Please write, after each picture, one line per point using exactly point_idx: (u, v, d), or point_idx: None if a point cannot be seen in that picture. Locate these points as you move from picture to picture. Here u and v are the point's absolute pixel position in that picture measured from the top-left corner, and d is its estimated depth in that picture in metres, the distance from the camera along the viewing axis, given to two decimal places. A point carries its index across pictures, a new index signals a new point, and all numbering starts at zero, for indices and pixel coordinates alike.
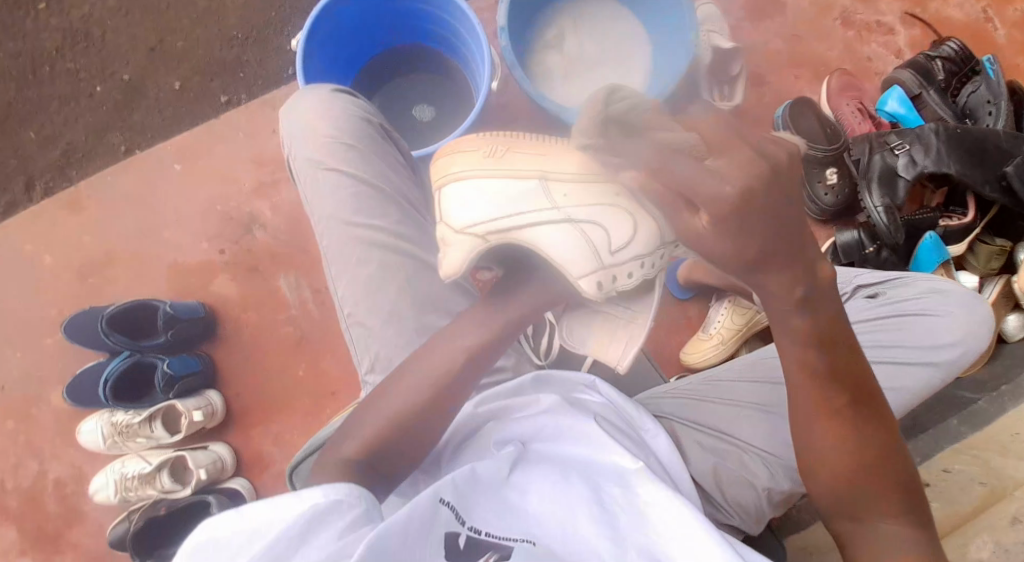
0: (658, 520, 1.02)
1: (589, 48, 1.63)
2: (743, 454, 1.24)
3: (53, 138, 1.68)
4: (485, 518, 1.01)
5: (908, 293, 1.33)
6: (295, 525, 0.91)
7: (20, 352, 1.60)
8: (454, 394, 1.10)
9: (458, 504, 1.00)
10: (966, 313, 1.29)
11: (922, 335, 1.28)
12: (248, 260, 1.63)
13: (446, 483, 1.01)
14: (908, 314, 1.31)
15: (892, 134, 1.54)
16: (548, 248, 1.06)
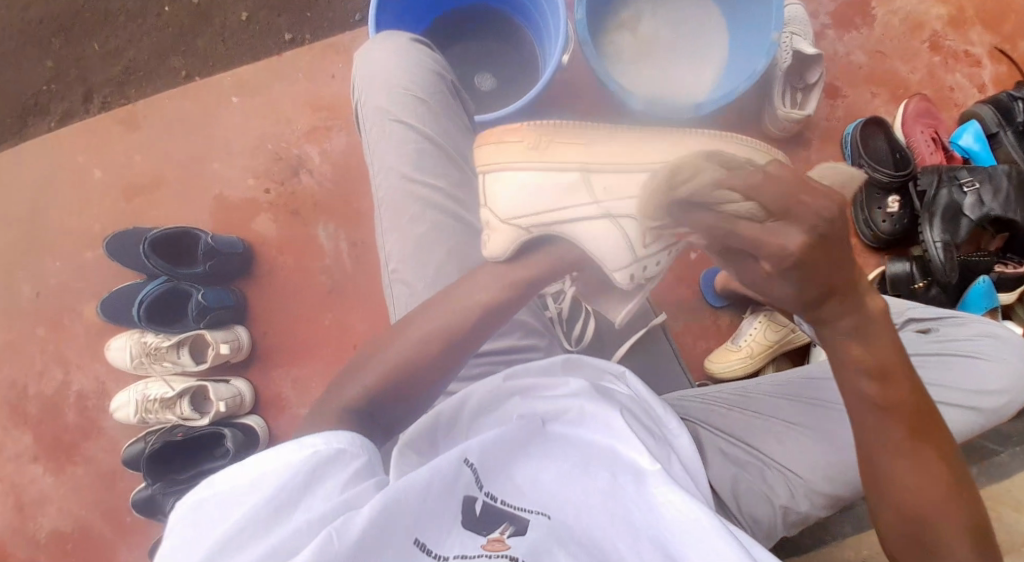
0: (675, 518, 1.00)
1: (664, 33, 1.60)
2: (766, 469, 1.22)
3: (115, 52, 1.70)
4: (504, 488, 1.04)
5: (963, 334, 1.29)
6: (298, 475, 0.95)
7: (60, 261, 1.62)
8: (468, 348, 1.13)
9: (480, 468, 1.03)
10: (1019, 364, 1.26)
11: (966, 378, 1.25)
12: (294, 202, 1.64)
13: (474, 445, 1.03)
14: (958, 354, 1.27)
15: (963, 170, 1.50)
16: (586, 239, 1.13)
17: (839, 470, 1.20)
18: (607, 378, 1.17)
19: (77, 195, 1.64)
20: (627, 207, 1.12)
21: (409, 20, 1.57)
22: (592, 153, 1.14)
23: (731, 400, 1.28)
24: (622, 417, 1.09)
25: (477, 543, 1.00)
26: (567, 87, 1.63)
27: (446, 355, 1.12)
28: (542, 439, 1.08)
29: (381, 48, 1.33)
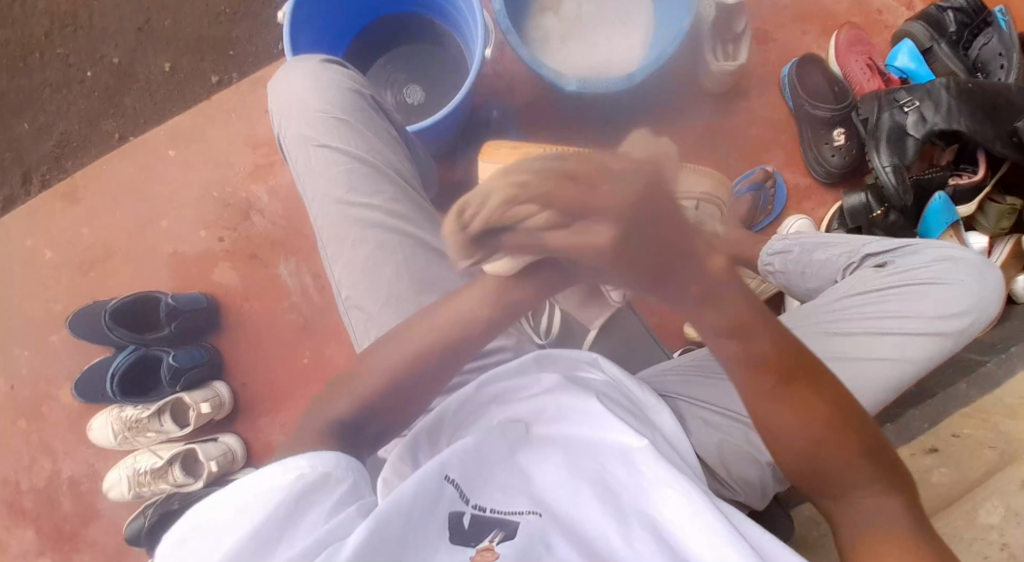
0: (664, 504, 1.03)
1: (587, 8, 1.58)
2: (747, 431, 1.24)
3: (46, 128, 1.66)
4: (490, 497, 1.05)
5: (919, 260, 1.29)
6: (285, 503, 0.95)
7: (28, 349, 1.59)
8: (437, 362, 1.12)
9: (462, 482, 1.04)
10: (977, 282, 1.27)
11: (929, 305, 1.25)
12: (250, 247, 1.62)
13: (455, 459, 1.04)
14: (918, 283, 1.27)
15: (901, 91, 1.50)
16: None
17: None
18: (580, 367, 1.18)
19: (33, 280, 1.61)
20: None
21: (328, 43, 1.55)
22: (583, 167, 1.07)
23: (709, 365, 1.29)
24: (601, 404, 1.11)
25: (466, 555, 1.00)
26: (500, 79, 1.61)
27: (428, 374, 1.12)
28: (525, 440, 1.11)
29: (297, 74, 1.35)
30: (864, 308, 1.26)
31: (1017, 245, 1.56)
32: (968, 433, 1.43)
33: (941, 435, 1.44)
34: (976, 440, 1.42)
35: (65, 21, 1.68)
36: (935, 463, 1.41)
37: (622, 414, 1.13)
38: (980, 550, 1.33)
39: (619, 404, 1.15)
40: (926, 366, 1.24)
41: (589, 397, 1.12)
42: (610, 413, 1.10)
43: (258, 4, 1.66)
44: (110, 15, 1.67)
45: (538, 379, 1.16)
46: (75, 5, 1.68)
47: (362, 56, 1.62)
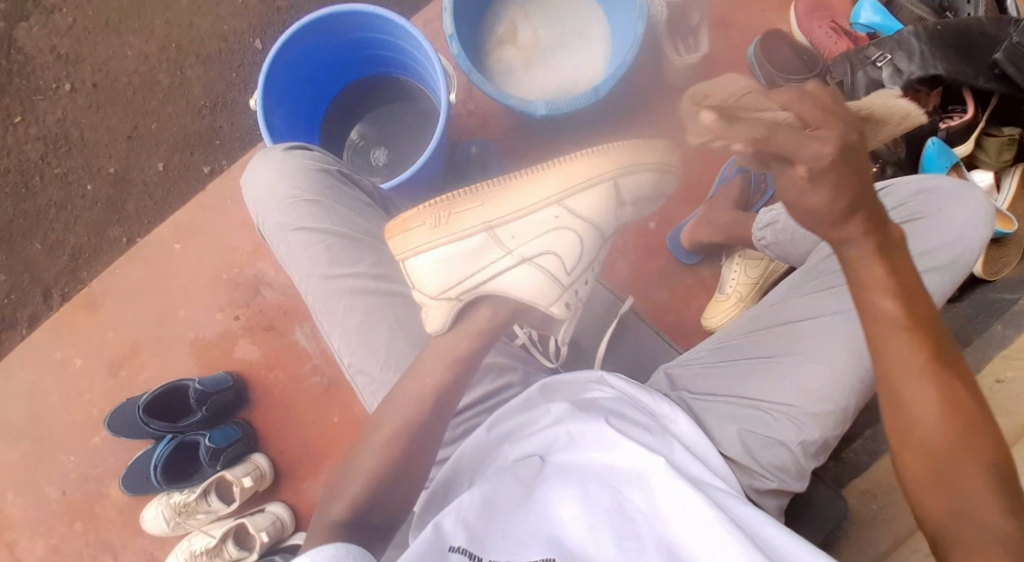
0: (680, 524, 1.06)
1: (544, 35, 1.60)
2: (760, 414, 1.22)
3: (59, 245, 1.75)
4: (504, 549, 1.06)
5: (894, 204, 1.27)
6: None
7: (73, 455, 1.65)
8: (445, 410, 1.18)
9: (470, 545, 1.05)
10: (958, 208, 1.23)
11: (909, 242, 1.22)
12: (264, 319, 1.66)
13: (456, 527, 1.06)
14: (896, 225, 1.25)
15: (871, 48, 1.46)
16: (516, 289, 1.22)
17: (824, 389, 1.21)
18: (588, 387, 1.24)
19: (68, 388, 1.67)
20: (539, 245, 1.22)
21: (303, 121, 1.62)
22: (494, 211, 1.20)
23: (708, 358, 1.30)
24: (610, 427, 1.15)
25: None
26: (474, 115, 1.64)
27: (432, 419, 1.17)
28: (540, 474, 1.14)
29: (263, 166, 1.41)
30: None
31: None
32: (1011, 376, 1.38)
33: (987, 383, 1.39)
34: (1019, 382, 1.37)
35: (57, 142, 1.77)
36: None
37: (633, 429, 1.16)
38: None
39: (631, 419, 1.18)
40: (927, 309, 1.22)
41: (597, 420, 1.16)
42: (619, 434, 1.14)
43: (235, 92, 1.74)
44: (99, 128, 1.76)
45: (546, 411, 1.21)
46: (65, 126, 1.77)
47: (338, 124, 1.69)
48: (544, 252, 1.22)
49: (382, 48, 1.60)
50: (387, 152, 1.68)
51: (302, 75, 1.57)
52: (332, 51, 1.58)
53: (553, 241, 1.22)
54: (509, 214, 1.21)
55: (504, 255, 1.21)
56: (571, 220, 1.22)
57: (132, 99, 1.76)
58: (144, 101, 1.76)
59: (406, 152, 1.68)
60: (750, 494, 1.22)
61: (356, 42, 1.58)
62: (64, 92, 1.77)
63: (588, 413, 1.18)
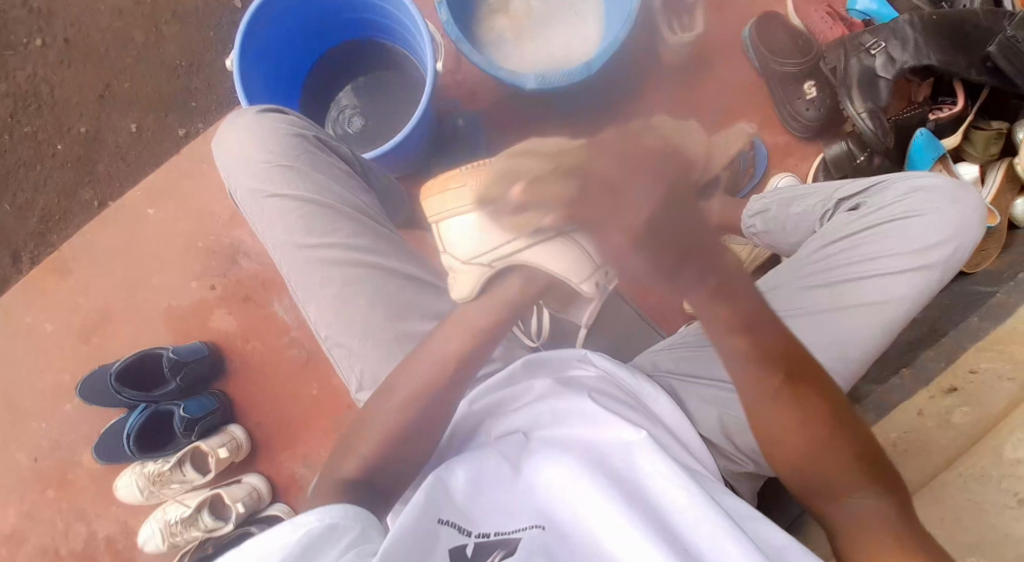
0: (662, 492, 1.06)
1: (536, 6, 1.55)
2: None
3: (28, 206, 1.69)
4: (493, 521, 1.06)
5: (890, 197, 1.27)
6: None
7: (45, 423, 1.62)
8: (444, 395, 1.16)
9: (458, 519, 1.06)
10: (953, 208, 1.24)
11: (905, 239, 1.23)
12: (242, 289, 1.63)
13: (445, 504, 1.07)
14: (889, 220, 1.25)
15: (865, 35, 1.45)
16: (546, 264, 1.11)
17: None
18: (572, 365, 1.23)
19: (39, 356, 1.64)
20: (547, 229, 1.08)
21: (283, 83, 1.57)
22: (519, 180, 1.06)
23: (696, 341, 1.30)
24: (592, 401, 1.15)
25: None
26: (462, 86, 1.61)
27: (441, 398, 1.15)
28: (525, 449, 1.13)
29: (238, 128, 1.38)
30: (838, 257, 1.25)
31: (1010, 170, 1.47)
32: (986, 367, 1.42)
33: (960, 373, 1.43)
34: (992, 373, 1.42)
35: (26, 98, 1.70)
36: (955, 403, 1.41)
37: (617, 405, 1.16)
38: (1009, 487, 1.34)
39: (615, 396, 1.18)
40: (914, 304, 1.22)
41: (579, 395, 1.16)
42: (601, 408, 1.14)
43: (211, 53, 1.68)
44: (70, 85, 1.69)
45: (530, 386, 1.20)
46: (33, 82, 1.70)
47: (320, 88, 1.64)
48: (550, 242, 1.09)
49: (366, 12, 1.55)
50: (363, 119, 1.64)
51: (285, 38, 1.52)
52: (318, 14, 1.54)
53: (559, 225, 1.08)
54: (527, 204, 1.08)
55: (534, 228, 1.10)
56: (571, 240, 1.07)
57: (105, 57, 1.69)
58: (116, 58, 1.69)
59: (384, 121, 1.64)
60: (725, 475, 1.25)
61: (342, 5, 1.53)
62: (34, 48, 1.70)
63: (571, 389, 1.18)
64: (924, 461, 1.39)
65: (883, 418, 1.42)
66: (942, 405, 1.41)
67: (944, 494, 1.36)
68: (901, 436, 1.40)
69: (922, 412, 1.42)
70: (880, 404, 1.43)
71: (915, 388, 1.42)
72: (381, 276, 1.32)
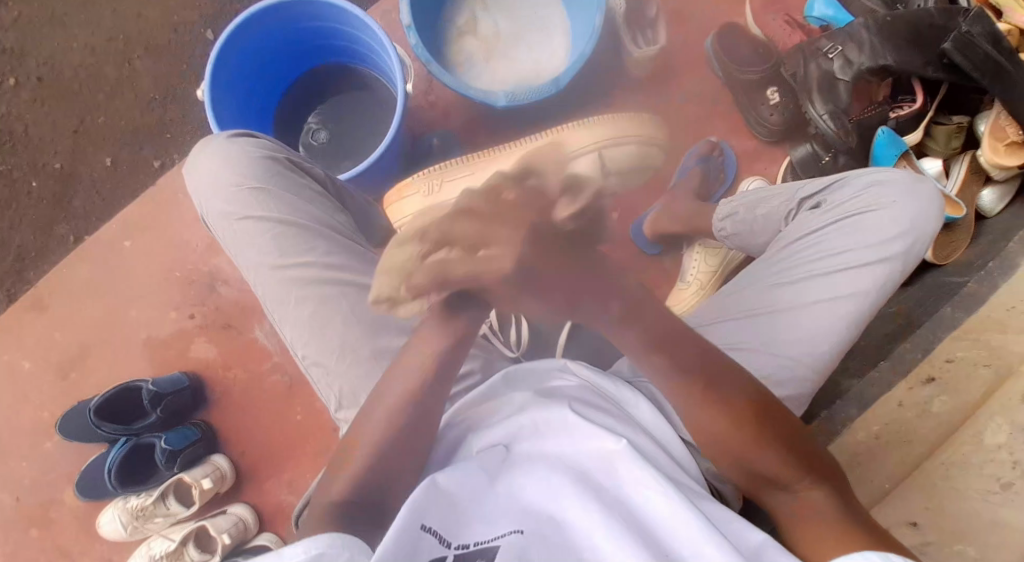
0: (644, 503, 1.07)
1: (504, 25, 1.58)
2: None
3: (3, 244, 1.69)
4: (473, 530, 1.05)
5: (849, 193, 1.30)
6: None
7: (25, 461, 1.60)
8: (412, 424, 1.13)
9: (441, 528, 1.04)
10: (909, 199, 1.27)
11: (865, 232, 1.26)
12: (222, 317, 1.63)
13: (427, 509, 1.05)
14: (848, 215, 1.28)
15: (822, 40, 1.49)
16: None
17: (781, 370, 1.22)
18: (552, 376, 1.25)
19: (18, 392, 1.62)
20: None
21: (255, 113, 1.59)
22: None
23: None
24: (574, 412, 1.15)
25: None
26: (435, 107, 1.63)
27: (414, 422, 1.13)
28: (506, 461, 1.13)
29: (207, 155, 1.39)
30: (802, 254, 1.28)
31: (974, 161, 1.51)
32: (962, 355, 1.45)
33: (936, 362, 1.45)
34: (969, 361, 1.44)
35: (0, 138, 1.71)
36: (934, 392, 1.44)
37: (596, 413, 1.17)
38: (990, 474, 1.36)
39: (593, 404, 1.19)
40: (879, 297, 1.25)
41: (561, 406, 1.16)
42: (581, 419, 1.14)
43: (185, 85, 1.70)
44: (44, 123, 1.70)
45: (510, 401, 1.21)
46: (8, 121, 1.71)
47: (292, 116, 1.66)
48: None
49: (335, 36, 1.57)
50: (327, 132, 1.66)
51: (254, 66, 1.53)
52: (287, 42, 1.56)
53: None
54: None
55: (479, 212, 1.24)
56: (551, 176, 1.22)
57: (78, 93, 1.70)
58: (91, 94, 1.70)
59: (352, 143, 1.65)
60: (707, 478, 1.22)
61: (312, 33, 1.56)
62: (8, 86, 1.71)
63: (552, 402, 1.18)
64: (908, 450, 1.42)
65: (864, 412, 1.44)
66: (920, 396, 1.44)
67: (928, 482, 1.38)
68: (882, 429, 1.42)
69: (902, 403, 1.44)
70: (863, 396, 1.45)
71: (894, 378, 1.45)
72: (357, 292, 1.32)
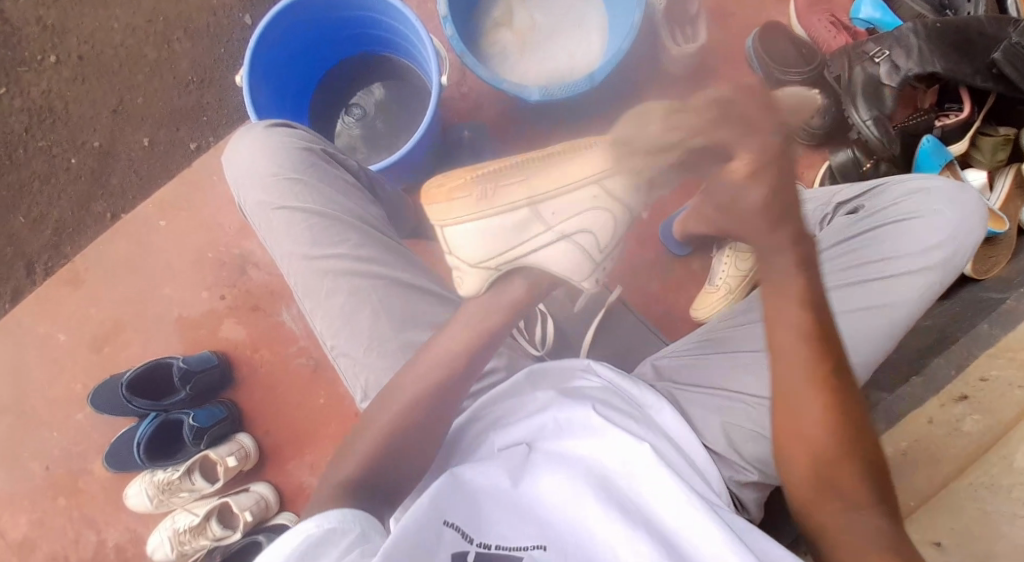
0: (668, 511, 1.07)
1: (540, 19, 1.57)
2: (748, 408, 1.22)
3: (42, 217, 1.72)
4: (498, 531, 1.06)
5: (890, 199, 1.28)
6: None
7: (57, 432, 1.64)
8: (429, 419, 1.16)
9: (464, 524, 1.05)
10: (951, 209, 1.24)
11: (903, 239, 1.23)
12: (251, 299, 1.65)
13: (449, 505, 1.06)
14: (891, 222, 1.25)
15: (869, 43, 1.44)
16: (552, 265, 1.19)
17: None
18: (575, 375, 1.23)
19: (51, 365, 1.65)
20: (579, 223, 1.18)
21: (291, 98, 1.59)
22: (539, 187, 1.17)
23: (699, 347, 1.30)
24: (597, 413, 1.15)
25: None
26: (467, 99, 1.62)
27: (427, 418, 1.15)
28: (527, 459, 1.13)
29: (246, 144, 1.40)
30: (839, 262, 1.25)
31: (1018, 175, 1.48)
32: (997, 374, 1.42)
33: (969, 381, 1.43)
34: (1004, 381, 1.42)
35: (41, 113, 1.74)
36: (966, 411, 1.41)
37: (621, 417, 1.15)
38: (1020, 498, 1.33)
39: (619, 407, 1.17)
40: (917, 306, 1.22)
41: (584, 406, 1.15)
42: (607, 422, 1.13)
43: (222, 67, 1.71)
44: (83, 100, 1.73)
45: (533, 397, 1.20)
46: (49, 98, 1.73)
47: (328, 102, 1.66)
48: (584, 230, 1.18)
49: (373, 27, 1.57)
50: (364, 109, 1.65)
51: (290, 52, 1.54)
52: (325, 29, 1.56)
53: (593, 221, 1.17)
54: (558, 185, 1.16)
55: (545, 230, 1.18)
56: (610, 201, 1.16)
57: (118, 72, 1.72)
58: (130, 73, 1.72)
59: (383, 129, 1.64)
60: (730, 486, 1.22)
61: (350, 22, 1.56)
62: (49, 64, 1.74)
63: (576, 400, 1.17)
64: (933, 469, 1.38)
65: (891, 429, 1.41)
66: (952, 413, 1.41)
67: (954, 505, 1.35)
68: (911, 445, 1.40)
69: (932, 420, 1.41)
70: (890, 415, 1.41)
71: (923, 396, 1.42)
72: (389, 285, 1.33)
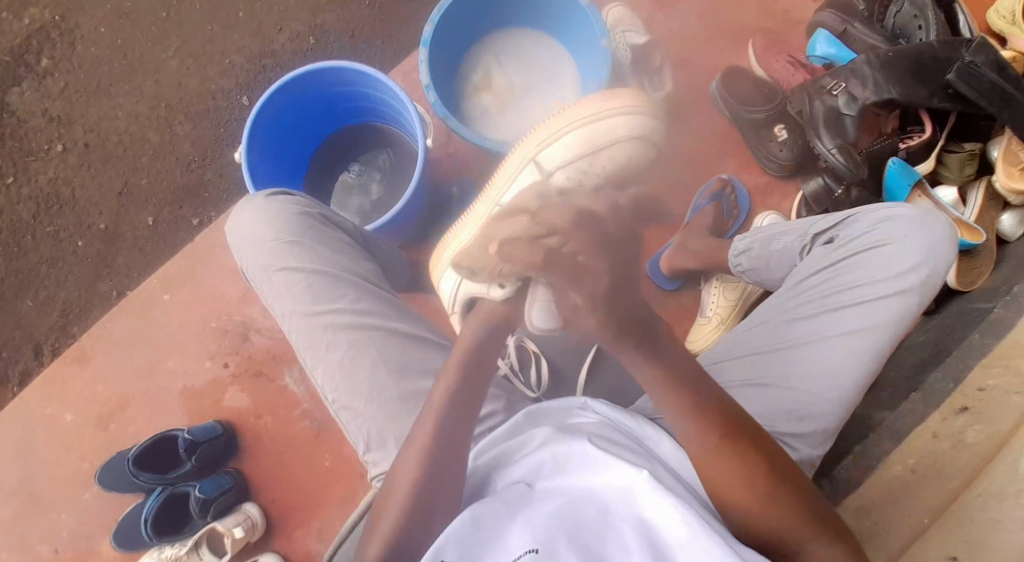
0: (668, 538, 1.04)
1: (518, 79, 1.66)
2: None
3: (50, 301, 1.78)
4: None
5: (863, 227, 1.31)
6: None
7: (65, 511, 1.64)
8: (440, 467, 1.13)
9: None
10: (921, 233, 1.27)
11: (879, 269, 1.27)
12: (254, 365, 1.68)
13: (445, 545, 1.06)
14: (863, 250, 1.29)
15: (825, 78, 1.52)
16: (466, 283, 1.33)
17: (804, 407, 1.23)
18: (573, 413, 1.22)
19: (58, 443, 1.67)
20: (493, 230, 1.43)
21: (287, 174, 1.67)
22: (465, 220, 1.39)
23: None
24: (594, 443, 1.13)
25: None
26: (453, 158, 1.69)
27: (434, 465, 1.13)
28: (527, 495, 1.12)
29: (247, 212, 1.44)
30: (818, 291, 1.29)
31: (990, 187, 1.55)
32: (995, 384, 1.41)
33: (969, 392, 1.42)
34: (1002, 389, 1.39)
35: (48, 200, 1.81)
36: (968, 422, 1.38)
37: (619, 447, 1.14)
38: None
39: (618, 439, 1.16)
40: (897, 329, 1.25)
41: (580, 439, 1.14)
42: (605, 452, 1.11)
43: (221, 146, 1.80)
44: (89, 186, 1.81)
45: (533, 435, 1.20)
46: (55, 184, 1.81)
47: (321, 169, 1.74)
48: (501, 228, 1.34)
49: (359, 99, 1.66)
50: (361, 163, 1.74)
51: (283, 130, 1.62)
52: (315, 108, 1.65)
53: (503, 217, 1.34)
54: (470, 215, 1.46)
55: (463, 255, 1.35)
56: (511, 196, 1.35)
57: (122, 158, 1.81)
58: (134, 157, 1.81)
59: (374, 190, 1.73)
60: None
61: (337, 97, 1.65)
62: (56, 152, 1.82)
63: (574, 434, 1.16)
64: (944, 483, 1.33)
65: (898, 445, 1.41)
66: (955, 426, 1.39)
67: (966, 517, 1.27)
68: (919, 461, 1.37)
69: (937, 435, 1.39)
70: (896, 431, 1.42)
71: (926, 410, 1.43)
72: (385, 336, 1.36)
